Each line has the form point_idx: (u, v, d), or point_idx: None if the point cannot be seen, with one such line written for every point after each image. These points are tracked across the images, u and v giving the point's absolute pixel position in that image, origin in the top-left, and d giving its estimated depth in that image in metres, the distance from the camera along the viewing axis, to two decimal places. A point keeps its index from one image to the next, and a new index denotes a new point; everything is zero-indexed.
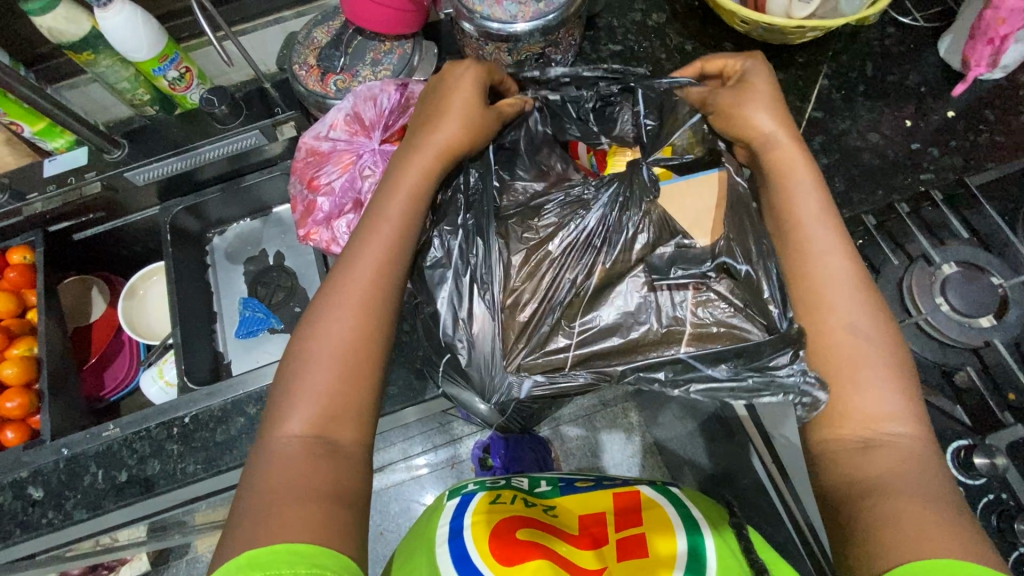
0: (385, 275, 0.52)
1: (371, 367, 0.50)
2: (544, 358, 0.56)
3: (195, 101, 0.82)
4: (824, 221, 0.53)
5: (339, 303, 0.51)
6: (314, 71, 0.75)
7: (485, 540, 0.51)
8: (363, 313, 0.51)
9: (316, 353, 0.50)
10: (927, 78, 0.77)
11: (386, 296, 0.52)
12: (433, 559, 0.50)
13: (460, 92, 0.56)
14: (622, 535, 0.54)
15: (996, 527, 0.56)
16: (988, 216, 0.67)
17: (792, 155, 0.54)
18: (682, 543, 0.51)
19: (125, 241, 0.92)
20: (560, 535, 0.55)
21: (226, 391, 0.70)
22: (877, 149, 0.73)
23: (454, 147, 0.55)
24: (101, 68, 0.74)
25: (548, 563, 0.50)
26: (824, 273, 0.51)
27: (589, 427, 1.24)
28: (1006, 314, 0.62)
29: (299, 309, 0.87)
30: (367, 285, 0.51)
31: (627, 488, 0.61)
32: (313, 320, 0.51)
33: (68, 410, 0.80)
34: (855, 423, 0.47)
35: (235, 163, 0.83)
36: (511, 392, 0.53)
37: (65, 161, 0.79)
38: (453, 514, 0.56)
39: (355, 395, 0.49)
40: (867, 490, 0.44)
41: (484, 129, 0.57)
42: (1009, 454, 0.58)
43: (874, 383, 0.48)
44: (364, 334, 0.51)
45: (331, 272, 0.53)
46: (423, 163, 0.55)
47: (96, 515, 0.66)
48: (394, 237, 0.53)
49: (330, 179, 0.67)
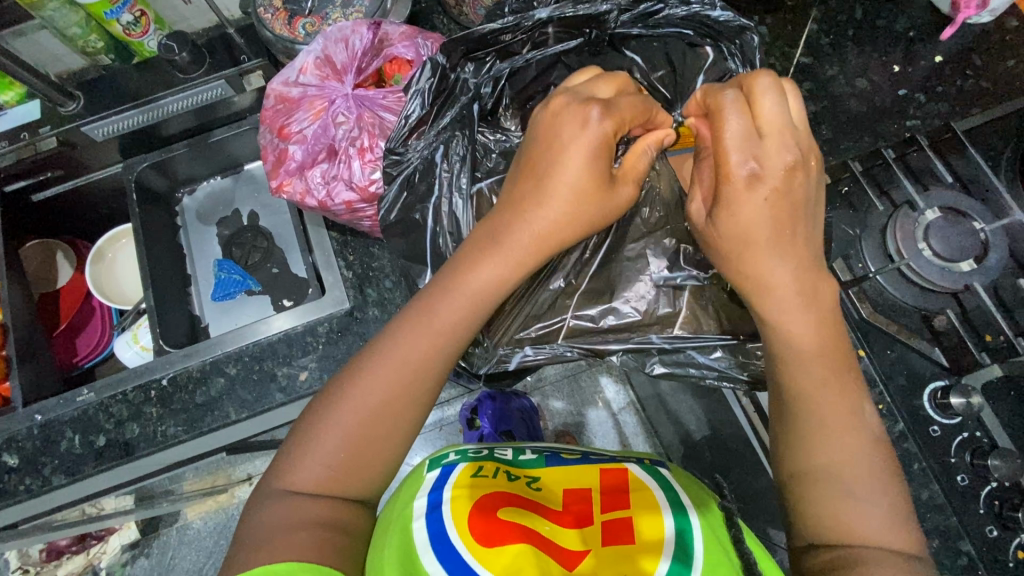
0: (434, 360, 0.50)
1: (395, 431, 0.50)
2: (531, 330, 0.57)
3: (154, 49, 0.77)
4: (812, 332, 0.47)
5: (379, 373, 0.50)
6: (281, 13, 0.70)
7: (464, 517, 0.52)
8: (401, 387, 0.49)
9: (339, 417, 0.49)
10: (916, 22, 0.75)
11: (431, 379, 0.50)
12: (410, 533, 0.50)
13: (581, 150, 0.47)
14: (607, 517, 0.55)
15: (969, 463, 0.57)
16: (973, 161, 0.66)
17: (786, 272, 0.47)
18: (670, 526, 0.52)
19: (89, 201, 0.88)
20: (539, 513, 0.56)
21: (204, 352, 0.68)
22: (864, 95, 0.73)
23: (558, 231, 0.49)
24: (48, 11, 0.68)
25: (529, 547, 0.51)
26: (819, 392, 0.48)
27: (574, 387, 1.25)
28: (987, 257, 0.62)
29: (277, 270, 0.84)
30: (422, 358, 0.50)
31: (614, 465, 0.62)
32: (353, 373, 0.50)
33: (40, 377, 0.77)
34: (841, 516, 0.45)
35: (202, 117, 0.79)
36: (501, 363, 0.58)
37: (17, 117, 0.74)
38: (431, 485, 0.56)
39: (376, 455, 0.50)
40: (841, 560, 0.44)
41: (605, 205, 0.49)
42: (984, 393, 0.59)
43: (866, 492, 0.46)
44: (394, 402, 0.49)
45: (384, 331, 0.51)
46: (516, 254, 0.50)
47: (76, 479, 0.65)
48: (460, 308, 0.50)
49: (301, 127, 0.64)
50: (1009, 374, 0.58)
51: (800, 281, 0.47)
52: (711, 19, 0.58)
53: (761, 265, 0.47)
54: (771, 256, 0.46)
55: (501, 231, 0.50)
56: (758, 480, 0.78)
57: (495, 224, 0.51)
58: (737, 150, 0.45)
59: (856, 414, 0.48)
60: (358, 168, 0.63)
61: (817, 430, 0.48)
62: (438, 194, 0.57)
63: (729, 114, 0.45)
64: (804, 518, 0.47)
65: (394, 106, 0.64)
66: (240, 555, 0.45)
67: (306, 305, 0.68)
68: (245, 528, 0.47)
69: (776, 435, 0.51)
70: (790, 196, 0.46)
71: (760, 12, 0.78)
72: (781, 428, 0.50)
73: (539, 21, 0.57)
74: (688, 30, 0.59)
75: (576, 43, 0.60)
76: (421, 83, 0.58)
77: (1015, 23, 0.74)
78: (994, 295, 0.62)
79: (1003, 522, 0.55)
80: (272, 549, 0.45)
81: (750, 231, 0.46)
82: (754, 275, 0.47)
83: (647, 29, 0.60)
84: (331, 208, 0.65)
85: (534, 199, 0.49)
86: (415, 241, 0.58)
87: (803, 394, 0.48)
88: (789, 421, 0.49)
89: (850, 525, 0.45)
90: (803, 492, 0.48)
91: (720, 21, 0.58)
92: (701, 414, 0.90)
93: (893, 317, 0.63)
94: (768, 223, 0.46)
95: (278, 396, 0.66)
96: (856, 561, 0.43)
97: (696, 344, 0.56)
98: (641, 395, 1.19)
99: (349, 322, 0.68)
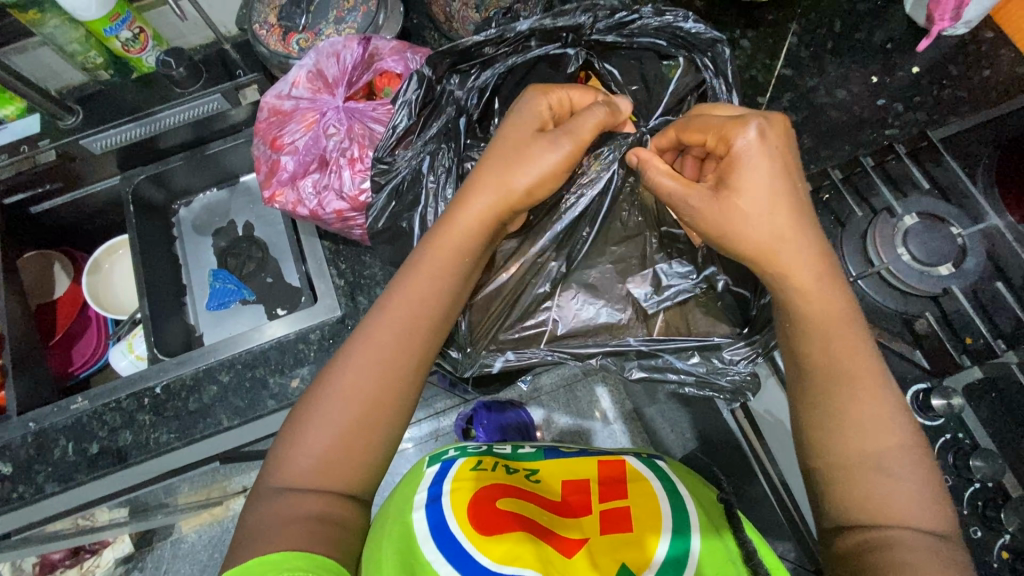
0: (413, 344, 0.51)
1: (385, 413, 0.51)
2: (519, 334, 0.60)
3: (153, 65, 0.79)
4: (829, 299, 0.49)
5: (362, 357, 0.51)
6: (275, 30, 0.72)
7: (464, 507, 0.53)
8: (390, 363, 0.51)
9: (326, 414, 0.50)
10: (893, 35, 0.78)
11: (416, 359, 0.52)
12: (409, 524, 0.51)
13: (519, 133, 0.52)
14: (604, 506, 0.57)
15: (952, 464, 0.58)
16: (950, 168, 0.68)
17: (795, 247, 0.48)
18: (661, 553, 0.50)
19: (86, 213, 0.89)
20: (538, 503, 0.57)
21: (198, 359, 0.69)
22: (844, 105, 0.74)
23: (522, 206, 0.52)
24: (48, 28, 0.71)
25: (525, 535, 0.51)
26: (841, 363, 0.49)
27: (570, 396, 1.26)
28: (965, 262, 0.64)
29: (271, 279, 0.86)
30: (404, 337, 0.51)
31: (613, 456, 0.63)
32: (339, 359, 0.52)
33: (35, 386, 0.78)
34: (877, 492, 0.46)
35: (199, 129, 0.81)
36: (485, 367, 0.59)
37: (17, 130, 0.76)
38: (431, 480, 0.57)
39: (367, 439, 0.50)
40: (878, 541, 0.44)
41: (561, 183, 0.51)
42: (967, 394, 0.60)
43: (894, 469, 0.47)
44: (379, 386, 0.50)
45: (374, 317, 0.52)
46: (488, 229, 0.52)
47: (69, 487, 0.65)
48: (446, 288, 0.52)
49: (294, 138, 0.66)
50: (989, 376, 0.59)
51: (812, 254, 0.48)
52: (684, 30, 0.60)
53: (769, 234, 0.47)
54: (781, 229, 0.48)
55: (481, 217, 0.51)
56: (750, 487, 0.78)
57: (489, 201, 0.51)
58: (739, 127, 0.48)
59: (879, 385, 0.49)
60: (349, 177, 0.65)
61: (846, 401, 0.48)
62: (424, 204, 0.59)
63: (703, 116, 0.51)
64: (836, 501, 0.47)
65: (384, 118, 0.66)
66: (239, 553, 0.46)
67: (298, 314, 0.70)
68: (243, 527, 0.48)
69: (803, 416, 0.51)
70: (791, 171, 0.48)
71: (742, 26, 0.80)
72: (807, 407, 0.50)
73: (523, 34, 0.60)
74: (663, 41, 0.61)
75: (557, 48, 0.62)
76: (407, 95, 0.59)
77: (990, 35, 0.77)
78: (973, 298, 0.63)
79: (987, 523, 0.56)
80: (262, 542, 0.45)
81: (765, 195, 0.47)
82: (763, 247, 0.48)
83: (623, 37, 0.61)
84: (322, 217, 0.66)
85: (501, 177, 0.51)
86: (401, 247, 0.61)
87: (825, 367, 0.49)
88: (821, 395, 0.49)
89: (886, 501, 0.46)
90: (832, 479, 0.48)
91: (693, 33, 0.59)
92: (692, 421, 0.90)
93: (875, 321, 0.64)
94: (772, 197, 0.47)
95: (269, 403, 0.67)
96: (892, 542, 0.44)
97: (673, 348, 0.57)
98: (636, 404, 1.19)
99: (340, 329, 0.69)
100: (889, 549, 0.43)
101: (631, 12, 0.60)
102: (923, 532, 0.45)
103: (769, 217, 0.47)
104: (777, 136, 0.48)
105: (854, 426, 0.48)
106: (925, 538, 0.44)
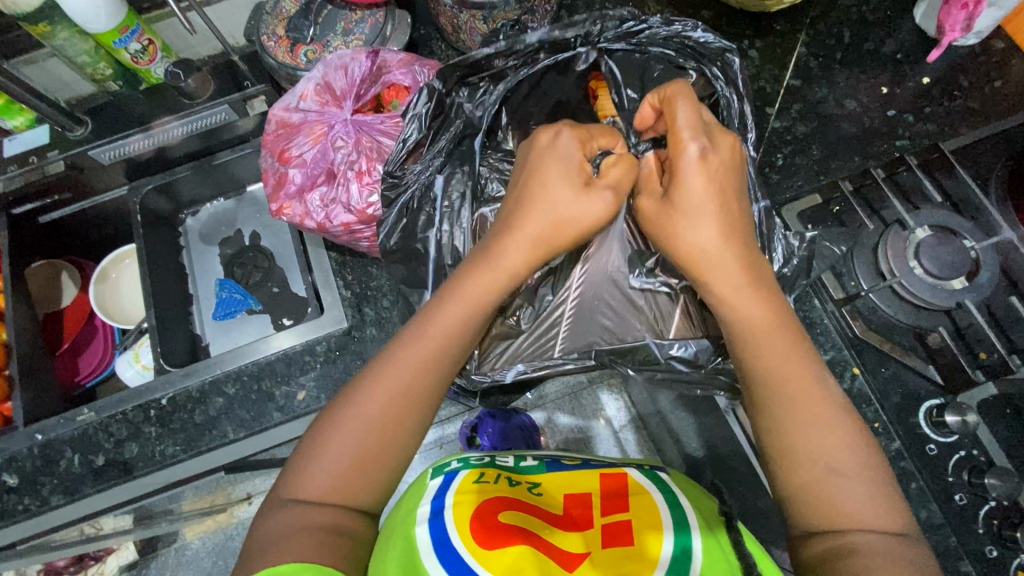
0: (439, 363, 0.51)
1: (409, 424, 0.51)
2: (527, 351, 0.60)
3: (161, 75, 0.79)
4: (761, 305, 0.49)
5: (382, 381, 0.50)
6: (283, 41, 0.73)
7: (466, 520, 0.52)
8: (419, 384, 0.51)
9: (352, 427, 0.49)
10: (903, 45, 0.77)
11: (439, 378, 0.51)
12: (412, 539, 0.51)
13: (560, 164, 0.51)
14: (606, 520, 0.56)
15: (967, 481, 0.57)
16: (963, 180, 0.67)
17: (726, 255, 0.49)
18: (667, 547, 0.50)
19: (95, 223, 0.89)
20: (540, 516, 0.56)
21: (203, 371, 0.69)
22: (853, 116, 0.74)
23: (551, 235, 0.51)
24: (58, 40, 0.71)
25: (528, 548, 0.50)
26: (780, 368, 0.49)
27: (575, 404, 1.25)
28: (978, 275, 0.63)
29: (277, 289, 0.85)
30: (427, 359, 0.51)
31: (614, 469, 0.62)
32: (363, 376, 0.52)
33: (41, 397, 0.78)
34: (835, 502, 0.46)
35: (206, 139, 0.81)
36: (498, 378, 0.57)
37: (27, 141, 0.77)
38: (433, 493, 0.56)
39: (389, 456, 0.50)
40: (844, 548, 0.44)
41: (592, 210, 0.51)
42: (981, 411, 0.59)
43: (849, 477, 0.46)
44: (403, 404, 0.50)
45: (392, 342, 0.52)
46: (520, 253, 0.51)
47: (75, 499, 0.65)
48: (468, 312, 0.51)
49: (302, 150, 0.66)
50: (1004, 392, 0.58)
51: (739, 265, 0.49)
52: (693, 40, 0.59)
53: (692, 242, 0.49)
54: (718, 244, 0.49)
55: (511, 242, 0.51)
56: (760, 499, 0.77)
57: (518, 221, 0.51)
58: (691, 136, 0.49)
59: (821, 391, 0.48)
60: (356, 191, 0.65)
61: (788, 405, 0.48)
62: (436, 225, 0.59)
63: (677, 105, 0.50)
64: (800, 510, 0.47)
65: (392, 131, 0.66)
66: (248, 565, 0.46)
67: (306, 324, 0.69)
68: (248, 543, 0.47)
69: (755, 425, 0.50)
70: (729, 179, 0.49)
71: (751, 36, 0.79)
72: (756, 412, 0.50)
73: (533, 47, 0.59)
74: (672, 51, 0.60)
75: (568, 56, 0.61)
76: (418, 108, 0.59)
77: (1000, 45, 0.76)
78: (986, 312, 0.62)
79: (1003, 542, 0.55)
80: (275, 555, 0.45)
81: (699, 203, 0.48)
82: (689, 250, 0.49)
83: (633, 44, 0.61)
84: (330, 229, 0.66)
85: (523, 204, 0.51)
86: (410, 268, 0.60)
87: (773, 375, 0.49)
88: (765, 405, 0.49)
89: (851, 510, 0.45)
90: (791, 483, 0.47)
91: (702, 43, 0.59)
92: (699, 431, 0.90)
93: (886, 335, 0.63)
94: (707, 208, 0.48)
95: (276, 416, 0.67)
96: (855, 549, 0.43)
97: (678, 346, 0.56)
98: (642, 412, 1.18)
99: (347, 341, 0.69)
100: (853, 557, 0.43)
101: (639, 22, 0.59)
102: (886, 536, 0.44)
103: (698, 225, 0.49)
104: (721, 156, 0.49)
105: (796, 434, 0.48)
106: (888, 544, 0.44)
